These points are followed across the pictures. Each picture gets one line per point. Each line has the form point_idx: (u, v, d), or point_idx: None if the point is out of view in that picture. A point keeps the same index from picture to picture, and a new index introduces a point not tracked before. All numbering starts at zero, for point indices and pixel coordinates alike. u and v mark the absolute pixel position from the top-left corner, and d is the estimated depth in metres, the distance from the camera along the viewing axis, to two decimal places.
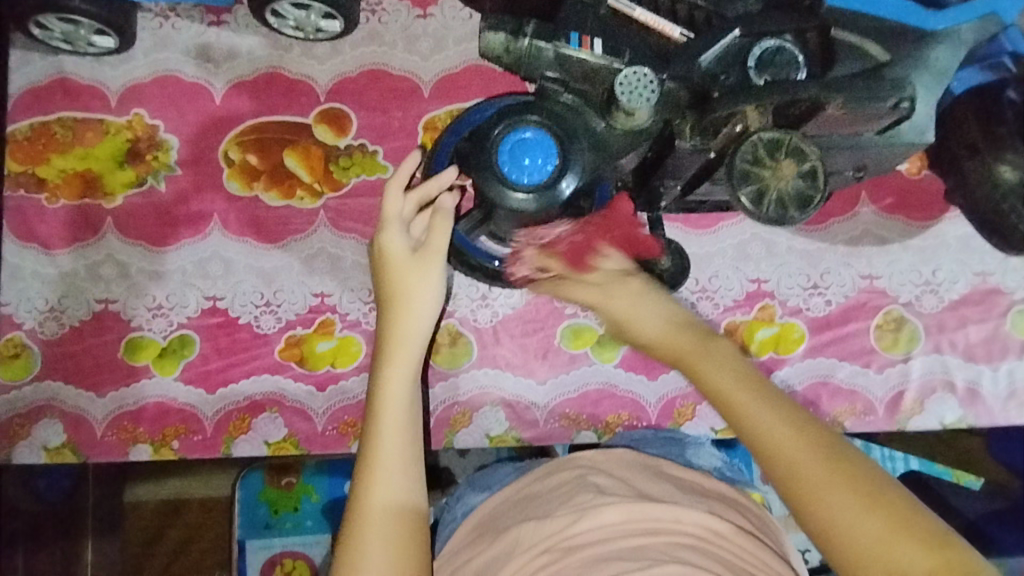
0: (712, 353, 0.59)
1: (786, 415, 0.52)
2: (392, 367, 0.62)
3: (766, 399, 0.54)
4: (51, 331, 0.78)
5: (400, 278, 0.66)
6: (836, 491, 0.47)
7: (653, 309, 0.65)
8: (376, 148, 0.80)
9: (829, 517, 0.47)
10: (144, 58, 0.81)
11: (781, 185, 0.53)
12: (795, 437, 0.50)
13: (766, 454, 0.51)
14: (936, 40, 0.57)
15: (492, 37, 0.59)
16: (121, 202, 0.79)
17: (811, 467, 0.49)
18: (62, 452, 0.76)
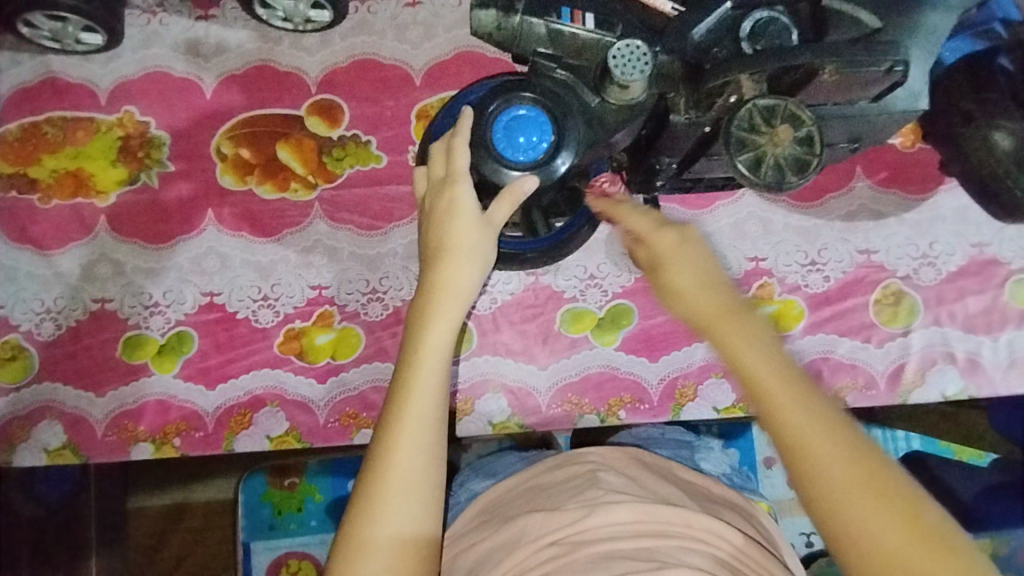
0: (751, 335, 0.53)
1: (833, 428, 0.49)
2: (423, 363, 0.57)
3: (816, 409, 0.50)
4: (48, 332, 0.77)
5: (452, 253, 0.60)
6: (878, 513, 0.47)
7: (691, 267, 0.57)
8: (369, 139, 0.80)
9: (864, 538, 0.47)
10: (133, 55, 0.80)
11: (779, 152, 0.52)
12: (840, 452, 0.49)
13: (810, 471, 0.49)
14: (929, 6, 0.56)
15: (482, 15, 0.59)
16: (114, 200, 0.79)
17: (857, 491, 0.48)
18: (63, 454, 0.76)
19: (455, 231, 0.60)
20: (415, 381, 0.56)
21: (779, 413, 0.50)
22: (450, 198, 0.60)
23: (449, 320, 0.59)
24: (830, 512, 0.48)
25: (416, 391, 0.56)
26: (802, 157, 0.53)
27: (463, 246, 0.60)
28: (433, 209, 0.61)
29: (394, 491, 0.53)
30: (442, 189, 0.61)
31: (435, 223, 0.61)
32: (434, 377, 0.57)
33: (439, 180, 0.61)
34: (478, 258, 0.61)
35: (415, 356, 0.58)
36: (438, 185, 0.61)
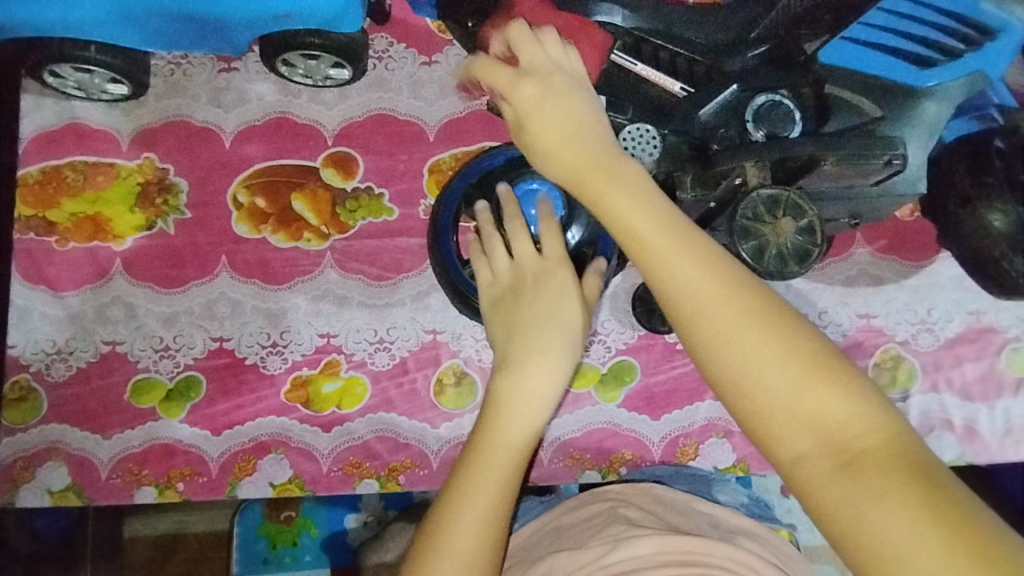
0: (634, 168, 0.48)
1: (712, 264, 0.44)
2: (521, 407, 0.55)
3: (692, 237, 0.45)
4: (58, 373, 0.78)
5: (553, 323, 0.57)
6: (752, 336, 0.42)
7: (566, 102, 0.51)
8: (382, 191, 0.82)
9: (738, 365, 0.42)
10: (156, 104, 0.83)
11: (781, 241, 0.57)
12: (713, 275, 0.43)
13: (689, 315, 0.43)
14: (925, 97, 0.58)
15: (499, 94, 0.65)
16: (130, 244, 0.81)
17: (730, 312, 0.43)
18: (66, 496, 0.76)
19: (558, 316, 0.57)
20: (495, 438, 0.54)
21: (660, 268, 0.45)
22: (556, 283, 0.58)
23: (540, 390, 0.55)
24: (702, 348, 0.43)
25: (495, 451, 0.54)
26: (805, 247, 0.58)
27: (564, 326, 0.57)
28: (534, 291, 0.58)
29: (467, 527, 0.51)
30: (544, 276, 0.59)
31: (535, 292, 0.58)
32: (518, 440, 0.54)
33: (534, 259, 0.60)
34: (578, 345, 0.57)
35: (496, 420, 0.55)
36: (539, 271, 0.59)
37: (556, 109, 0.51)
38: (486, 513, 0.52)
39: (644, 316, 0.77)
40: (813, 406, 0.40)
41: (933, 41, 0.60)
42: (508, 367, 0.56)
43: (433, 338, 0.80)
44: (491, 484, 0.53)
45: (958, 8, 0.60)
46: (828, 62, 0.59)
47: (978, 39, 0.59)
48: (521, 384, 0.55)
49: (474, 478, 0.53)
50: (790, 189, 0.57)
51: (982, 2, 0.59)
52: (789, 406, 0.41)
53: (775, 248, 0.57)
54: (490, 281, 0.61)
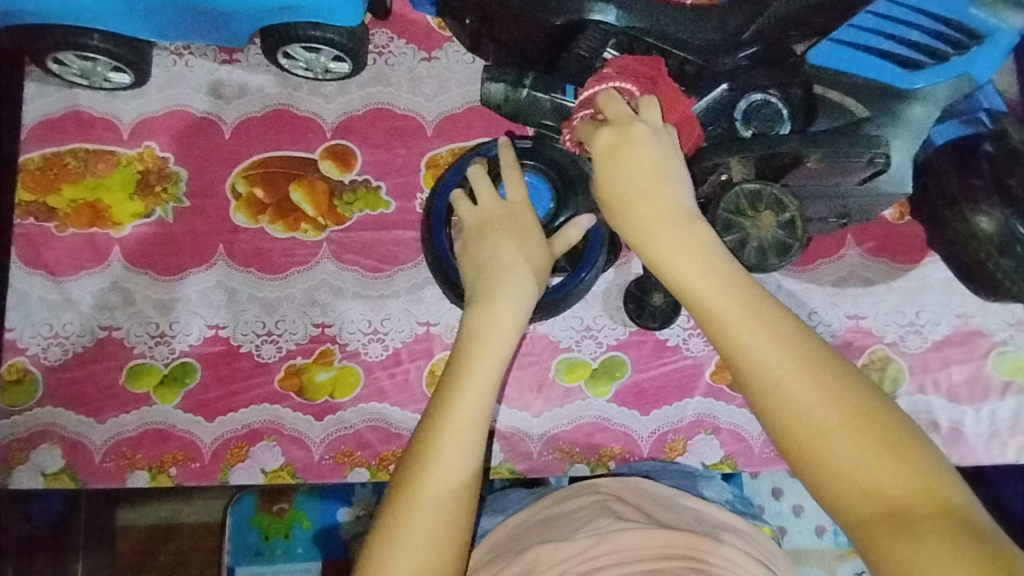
0: (691, 243, 0.51)
1: (784, 337, 0.47)
2: (489, 335, 0.57)
3: (750, 312, 0.48)
4: (55, 357, 0.79)
5: (518, 262, 0.61)
6: (820, 415, 0.45)
7: (634, 166, 0.53)
8: (380, 184, 0.83)
9: (803, 448, 0.45)
10: (158, 94, 0.84)
11: (760, 236, 0.59)
12: (782, 360, 0.46)
13: (761, 385, 0.46)
14: (912, 99, 0.59)
15: (492, 88, 0.64)
16: (129, 231, 0.82)
17: (799, 394, 0.45)
18: (60, 478, 0.77)
19: (525, 255, 0.61)
20: (470, 366, 0.56)
21: (734, 346, 0.47)
22: (521, 226, 0.63)
23: (510, 319, 0.58)
24: (773, 407, 0.46)
25: (470, 375, 0.55)
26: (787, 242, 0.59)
27: (530, 264, 0.61)
28: (501, 232, 0.63)
29: (445, 452, 0.53)
30: (510, 218, 0.64)
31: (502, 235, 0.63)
32: (492, 368, 0.56)
33: (498, 208, 0.64)
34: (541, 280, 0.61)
35: (471, 351, 0.57)
36: (505, 214, 0.64)
37: (642, 150, 0.53)
38: (464, 439, 0.54)
39: (636, 312, 0.78)
40: (875, 473, 0.43)
41: (923, 45, 0.60)
42: (479, 302, 0.59)
43: (427, 330, 0.81)
44: (473, 402, 0.54)
45: (948, 13, 0.60)
46: (816, 63, 0.60)
47: (966, 43, 0.59)
48: (493, 314, 0.58)
49: (453, 406, 0.54)
50: (773, 184, 0.58)
51: (971, 6, 0.59)
52: (848, 470, 0.44)
53: (755, 241, 0.59)
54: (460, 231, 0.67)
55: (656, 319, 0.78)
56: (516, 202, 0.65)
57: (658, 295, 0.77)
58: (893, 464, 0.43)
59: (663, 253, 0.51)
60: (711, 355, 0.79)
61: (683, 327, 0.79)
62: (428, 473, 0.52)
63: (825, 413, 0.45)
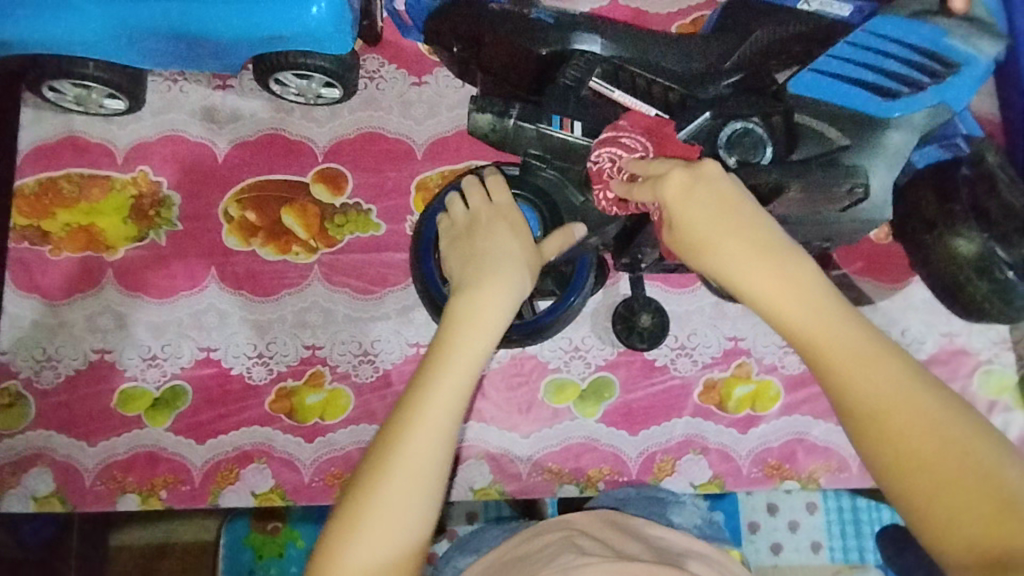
0: (798, 282, 0.47)
1: (903, 392, 0.43)
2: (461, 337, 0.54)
3: (861, 359, 0.44)
4: (47, 381, 0.79)
5: (497, 265, 0.58)
6: (932, 466, 0.42)
7: (713, 204, 0.49)
8: (370, 207, 0.84)
9: (921, 505, 0.42)
10: (152, 119, 0.85)
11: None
12: (899, 403, 0.43)
13: (871, 433, 0.44)
14: (890, 127, 0.60)
15: (479, 117, 0.63)
16: (122, 255, 0.82)
17: (915, 443, 0.42)
18: (51, 502, 0.77)
19: (510, 249, 0.60)
20: (448, 361, 0.53)
21: (841, 390, 0.44)
22: (508, 222, 0.62)
23: (490, 306, 0.56)
24: (876, 457, 0.44)
25: (446, 371, 0.52)
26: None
27: (515, 255, 0.59)
28: (489, 228, 0.62)
29: (412, 449, 0.50)
30: (497, 218, 0.63)
31: (486, 236, 0.61)
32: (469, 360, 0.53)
33: (488, 206, 0.64)
34: (526, 272, 0.59)
35: (450, 344, 0.54)
36: (493, 215, 0.63)
37: (722, 197, 0.49)
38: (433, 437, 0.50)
39: (624, 332, 0.79)
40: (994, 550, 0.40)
41: (900, 74, 0.61)
42: (463, 290, 0.57)
43: (416, 351, 0.81)
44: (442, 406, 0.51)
45: (924, 43, 0.61)
46: (796, 93, 0.61)
47: (942, 71, 0.60)
48: (475, 302, 0.56)
49: (423, 398, 0.51)
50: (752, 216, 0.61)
51: (946, 37, 0.60)
52: (964, 539, 0.41)
53: None
54: (449, 225, 0.65)
55: (643, 339, 0.79)
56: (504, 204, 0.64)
57: (645, 316, 0.79)
58: None
59: (755, 283, 0.47)
60: (698, 375, 0.80)
61: (670, 347, 0.80)
62: (392, 475, 0.49)
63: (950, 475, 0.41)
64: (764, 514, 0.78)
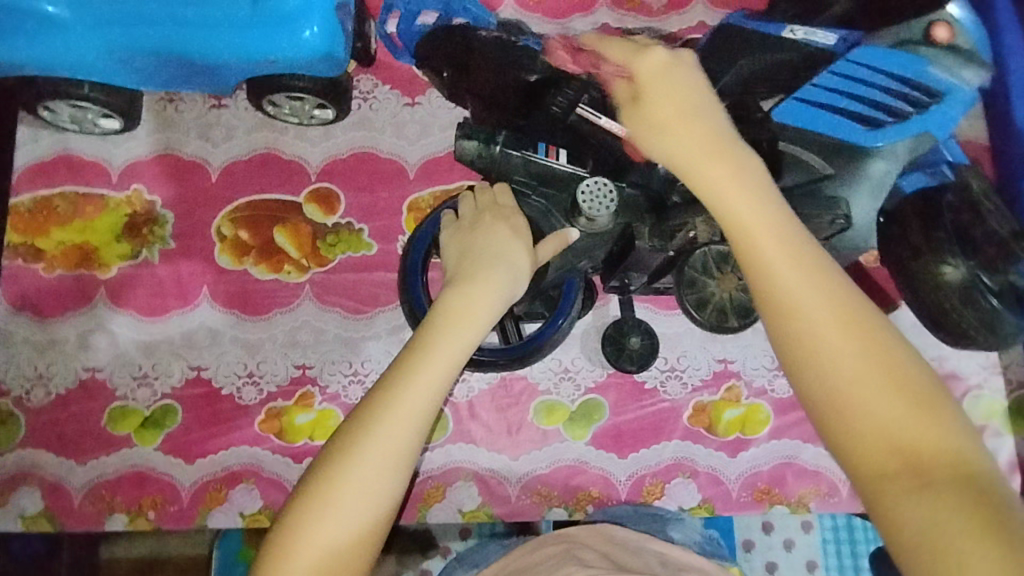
0: (733, 170, 0.47)
1: (816, 272, 0.43)
2: (452, 325, 0.51)
3: (782, 235, 0.44)
4: (38, 399, 0.80)
5: (494, 257, 0.55)
6: (839, 348, 0.41)
7: (679, 89, 0.51)
8: (362, 227, 0.84)
9: (821, 371, 0.41)
10: (147, 138, 0.86)
11: (724, 294, 0.71)
12: (817, 292, 0.42)
13: (777, 303, 0.43)
14: (873, 157, 0.62)
15: (466, 144, 0.64)
16: (115, 273, 0.83)
17: (821, 315, 0.42)
18: (39, 521, 0.77)
19: (510, 253, 0.56)
20: (436, 345, 0.49)
21: (753, 257, 0.44)
22: (510, 225, 0.58)
23: (486, 299, 0.53)
24: (785, 327, 0.43)
25: (434, 354, 0.49)
26: (746, 302, 0.72)
27: (513, 258, 0.56)
28: (489, 224, 0.58)
29: (395, 424, 0.46)
30: (498, 214, 0.59)
31: (484, 228, 0.58)
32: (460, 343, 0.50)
33: (492, 206, 0.60)
34: (522, 277, 0.56)
35: (439, 331, 0.50)
36: (494, 209, 0.60)
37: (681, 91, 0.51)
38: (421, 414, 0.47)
39: (613, 354, 0.79)
40: (884, 417, 0.40)
41: (883, 104, 0.61)
42: (455, 282, 0.54)
43: None
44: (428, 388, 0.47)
45: (906, 71, 0.61)
46: (781, 123, 0.62)
47: (926, 101, 0.61)
48: (472, 293, 0.53)
49: (410, 372, 0.48)
50: None
51: (930, 67, 0.61)
52: (858, 409, 0.40)
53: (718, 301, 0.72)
54: (452, 223, 0.61)
55: (631, 362, 0.79)
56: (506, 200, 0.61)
57: (634, 338, 0.79)
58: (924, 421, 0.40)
59: (693, 158, 0.48)
60: (688, 398, 0.80)
61: (659, 370, 0.80)
62: (367, 451, 0.45)
63: (852, 344, 0.41)
64: (755, 533, 0.79)
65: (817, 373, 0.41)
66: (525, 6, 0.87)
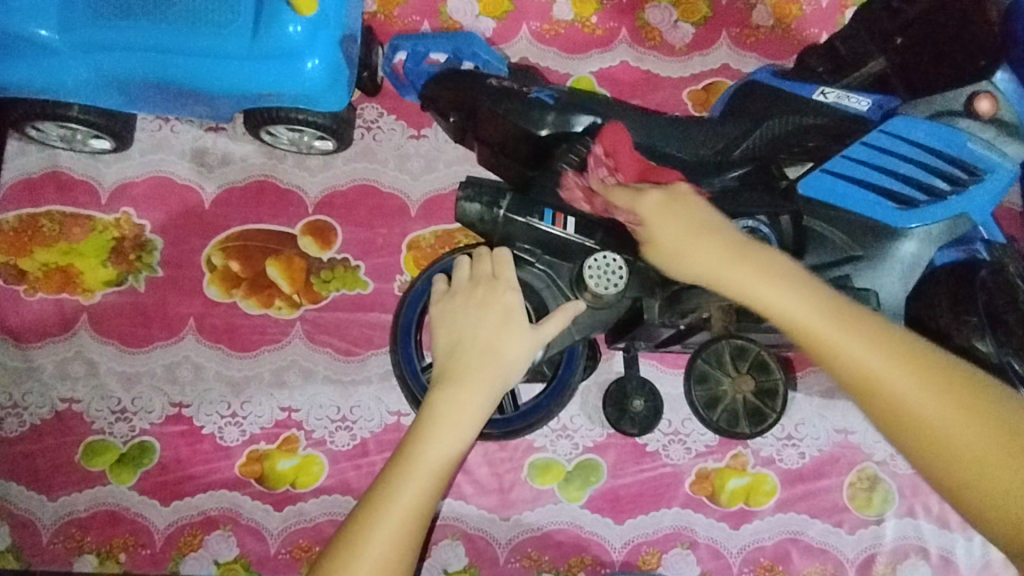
0: (771, 272, 0.49)
1: (897, 352, 0.46)
2: (444, 424, 0.52)
3: (848, 323, 0.47)
4: (11, 429, 0.76)
5: (489, 349, 0.55)
6: (953, 423, 0.45)
7: (686, 216, 0.52)
8: (359, 264, 0.81)
9: (943, 457, 0.45)
10: (139, 158, 0.82)
11: (737, 395, 0.67)
12: (923, 391, 0.45)
13: (880, 403, 0.46)
14: (903, 238, 0.58)
15: (468, 207, 0.62)
16: (99, 299, 0.79)
17: (919, 397, 0.45)
18: (4, 558, 0.73)
19: (501, 342, 0.55)
20: (428, 447, 0.51)
21: (837, 361, 0.46)
22: (504, 305, 0.56)
23: (469, 410, 0.53)
24: (893, 428, 0.46)
25: (426, 455, 0.51)
26: (760, 408, 0.68)
27: (502, 352, 0.55)
28: (485, 306, 0.56)
29: (365, 565, 0.48)
30: (493, 295, 0.57)
31: (480, 311, 0.56)
32: (434, 472, 0.51)
33: (488, 279, 0.58)
34: (517, 368, 0.55)
35: (432, 431, 0.52)
36: (490, 288, 0.57)
37: (688, 210, 0.52)
38: (393, 554, 0.49)
39: (615, 415, 0.75)
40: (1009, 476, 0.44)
41: (916, 180, 0.59)
42: (446, 379, 0.54)
43: (397, 421, 0.78)
44: (422, 489, 0.50)
45: (944, 147, 0.58)
46: (806, 195, 0.60)
47: (964, 179, 0.58)
48: (456, 404, 0.53)
49: (406, 476, 0.50)
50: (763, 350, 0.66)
51: (969, 142, 0.58)
52: (981, 479, 0.44)
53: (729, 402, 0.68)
54: (444, 292, 0.59)
55: (634, 426, 0.75)
56: (506, 276, 0.58)
57: (637, 401, 0.75)
58: None
59: (736, 279, 0.49)
60: (692, 464, 0.76)
61: (663, 432, 0.76)
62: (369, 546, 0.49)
63: (955, 416, 0.45)
64: None
65: (958, 473, 0.45)
66: (541, 39, 0.83)
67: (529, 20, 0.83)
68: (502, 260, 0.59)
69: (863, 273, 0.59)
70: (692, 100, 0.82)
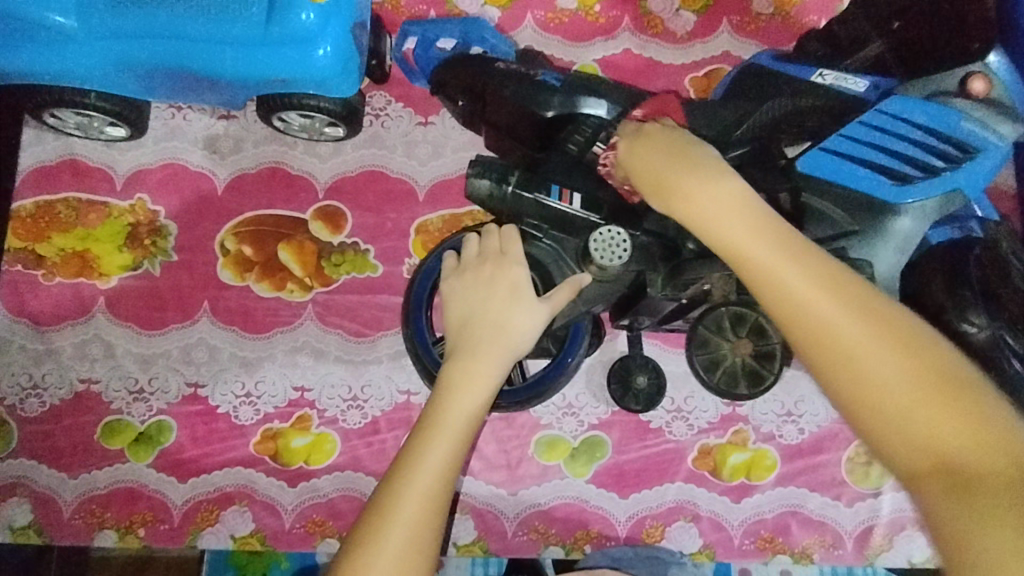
0: (717, 192, 0.51)
1: (815, 270, 0.47)
2: (465, 389, 0.55)
3: (780, 244, 0.48)
4: (31, 410, 0.78)
5: (502, 320, 0.57)
6: (868, 346, 0.45)
7: (657, 150, 0.55)
8: (368, 248, 0.83)
9: (849, 386, 0.45)
10: (153, 146, 0.84)
11: (737, 359, 0.69)
12: (851, 323, 0.45)
13: (796, 323, 0.46)
14: (899, 214, 0.61)
15: (478, 183, 0.64)
16: (115, 283, 0.81)
17: (836, 318, 0.45)
18: (27, 533, 0.76)
19: (510, 314, 0.57)
20: (451, 412, 0.54)
21: (760, 277, 0.48)
22: (511, 279, 0.59)
23: (485, 375, 0.55)
24: (805, 351, 0.46)
25: (451, 419, 0.53)
26: (759, 370, 0.70)
27: (513, 323, 0.57)
28: (494, 280, 0.59)
29: (401, 522, 0.49)
30: (501, 270, 0.59)
31: (489, 285, 0.59)
32: (460, 431, 0.53)
33: (496, 254, 0.60)
34: (526, 338, 0.57)
35: (454, 398, 0.54)
36: (497, 264, 0.59)
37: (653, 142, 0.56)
38: (427, 511, 0.50)
39: (618, 392, 0.77)
40: (918, 414, 0.43)
41: (912, 158, 0.61)
42: (462, 349, 0.56)
43: (407, 400, 0.80)
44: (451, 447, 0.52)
45: (938, 126, 0.61)
46: (805, 171, 0.62)
47: (957, 156, 0.60)
48: (474, 372, 0.55)
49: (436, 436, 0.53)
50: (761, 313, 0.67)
51: (962, 121, 0.61)
52: (893, 412, 0.44)
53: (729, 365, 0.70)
54: (454, 269, 0.61)
55: (637, 401, 0.77)
56: (513, 252, 0.60)
57: (642, 377, 0.77)
58: (944, 406, 0.43)
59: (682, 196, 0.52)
60: (694, 440, 0.78)
61: (666, 409, 0.78)
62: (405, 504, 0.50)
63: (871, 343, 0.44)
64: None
65: (864, 405, 0.44)
66: (546, 28, 0.85)
67: (534, 8, 0.85)
68: (508, 238, 0.61)
69: (861, 244, 0.62)
70: (693, 86, 0.84)
